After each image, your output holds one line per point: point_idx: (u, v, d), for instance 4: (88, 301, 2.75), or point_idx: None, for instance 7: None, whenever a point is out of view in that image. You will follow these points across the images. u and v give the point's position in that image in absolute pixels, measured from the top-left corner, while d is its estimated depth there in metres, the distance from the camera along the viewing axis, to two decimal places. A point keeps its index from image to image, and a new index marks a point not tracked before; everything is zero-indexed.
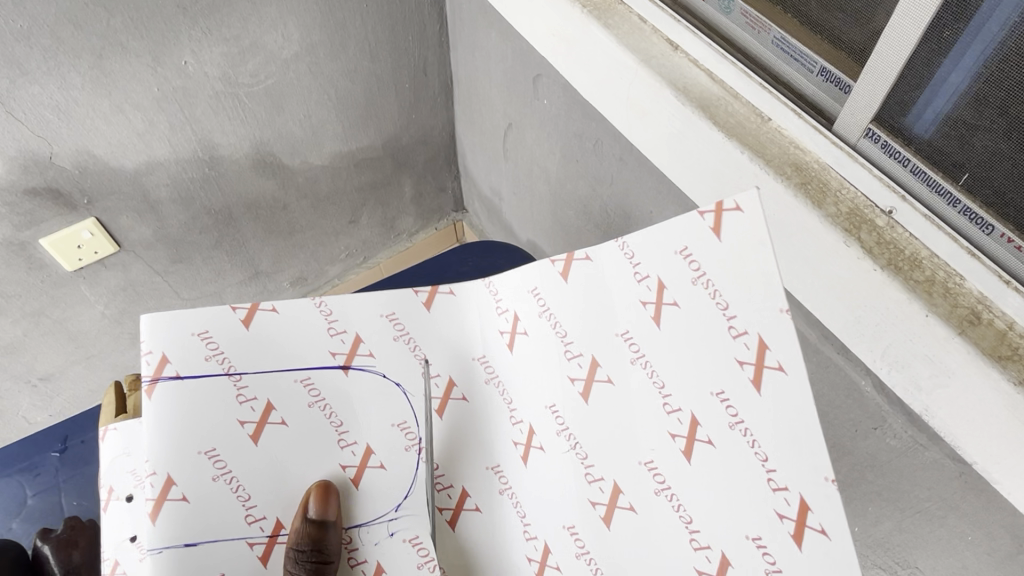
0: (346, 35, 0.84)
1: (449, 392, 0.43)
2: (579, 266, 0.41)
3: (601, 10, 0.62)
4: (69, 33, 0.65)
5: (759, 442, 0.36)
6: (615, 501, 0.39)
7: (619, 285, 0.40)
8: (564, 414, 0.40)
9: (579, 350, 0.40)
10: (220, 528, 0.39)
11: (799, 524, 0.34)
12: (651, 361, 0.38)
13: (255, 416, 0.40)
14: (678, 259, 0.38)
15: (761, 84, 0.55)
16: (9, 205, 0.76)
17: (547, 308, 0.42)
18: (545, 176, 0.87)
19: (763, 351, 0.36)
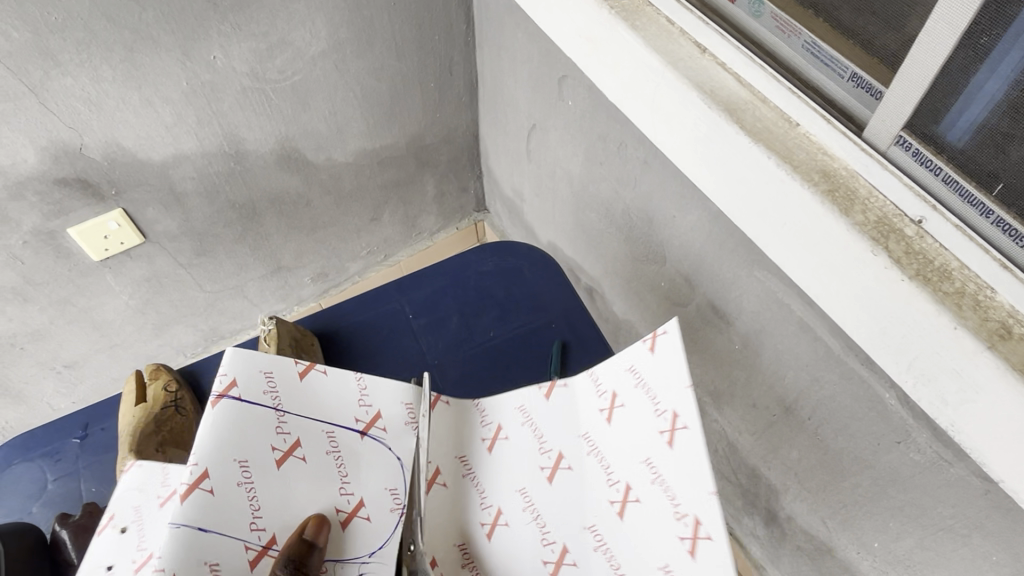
0: (373, 33, 0.85)
1: (434, 476, 0.47)
2: (558, 390, 0.49)
3: (628, 12, 0.62)
4: (102, 26, 0.67)
5: (670, 487, 0.40)
6: (562, 559, 0.42)
7: (583, 403, 0.48)
8: (531, 494, 0.45)
9: (550, 446, 0.47)
10: (231, 531, 0.39)
11: (693, 540, 0.38)
12: (602, 450, 0.46)
13: (283, 448, 0.43)
14: (627, 373, 0.45)
15: (790, 89, 0.54)
16: (39, 194, 0.77)
17: (531, 419, 0.48)
18: (568, 179, 0.87)
19: (676, 417, 0.42)
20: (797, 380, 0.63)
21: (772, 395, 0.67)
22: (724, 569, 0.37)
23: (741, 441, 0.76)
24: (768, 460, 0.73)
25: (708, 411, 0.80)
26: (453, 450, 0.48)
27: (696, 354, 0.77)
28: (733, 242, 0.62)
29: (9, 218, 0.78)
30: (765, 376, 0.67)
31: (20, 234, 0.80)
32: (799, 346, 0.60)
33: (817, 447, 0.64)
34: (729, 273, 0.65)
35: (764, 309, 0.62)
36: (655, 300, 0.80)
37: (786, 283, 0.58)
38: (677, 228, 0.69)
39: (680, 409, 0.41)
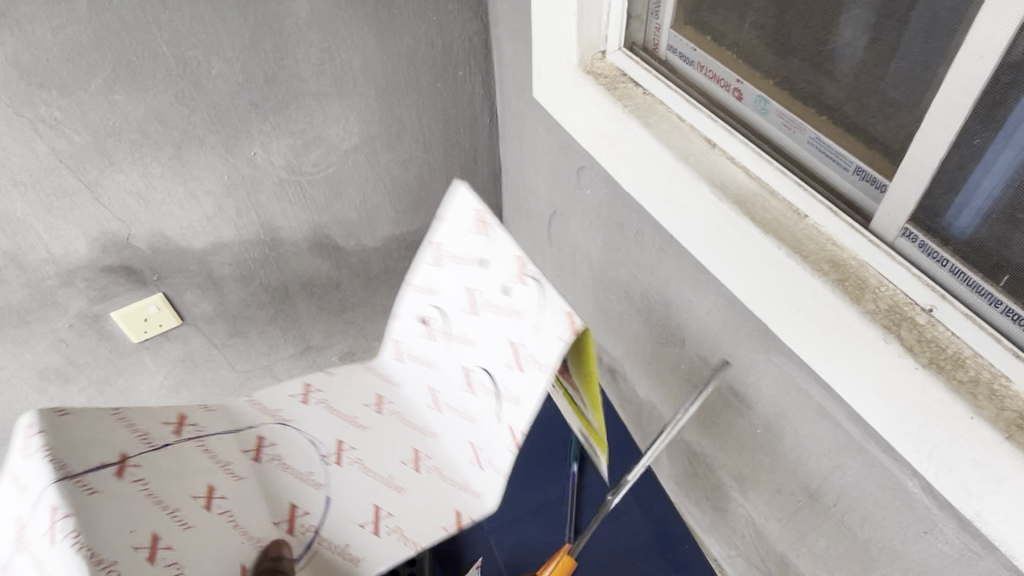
0: (403, 128, 0.90)
1: (339, 449, 0.60)
2: (336, 471, 0.58)
3: (641, 111, 0.65)
4: (154, 128, 0.73)
5: (363, 462, 0.59)
6: (339, 451, 0.60)
7: (378, 454, 0.61)
8: (357, 452, 0.60)
9: (385, 473, 0.59)
10: (215, 435, 0.56)
11: (334, 456, 0.59)
12: (360, 461, 0.59)
13: (411, 457, 0.61)
14: (360, 477, 0.58)
15: (796, 181, 0.56)
16: (87, 280, 0.82)
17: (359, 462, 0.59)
18: (588, 262, 0.89)
19: (339, 454, 0.59)
20: (819, 466, 0.62)
21: (795, 480, 0.67)
22: (384, 493, 0.58)
23: (768, 527, 0.75)
24: (796, 548, 0.72)
25: (734, 496, 0.79)
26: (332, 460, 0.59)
27: (719, 438, 0.77)
28: (750, 326, 0.63)
29: (58, 303, 0.83)
30: (788, 461, 0.67)
31: (67, 318, 0.85)
32: (819, 431, 0.60)
33: (844, 535, 0.63)
34: (747, 357, 0.65)
35: (784, 394, 0.63)
36: (676, 382, 0.80)
37: (803, 368, 0.59)
38: (695, 312, 0.70)
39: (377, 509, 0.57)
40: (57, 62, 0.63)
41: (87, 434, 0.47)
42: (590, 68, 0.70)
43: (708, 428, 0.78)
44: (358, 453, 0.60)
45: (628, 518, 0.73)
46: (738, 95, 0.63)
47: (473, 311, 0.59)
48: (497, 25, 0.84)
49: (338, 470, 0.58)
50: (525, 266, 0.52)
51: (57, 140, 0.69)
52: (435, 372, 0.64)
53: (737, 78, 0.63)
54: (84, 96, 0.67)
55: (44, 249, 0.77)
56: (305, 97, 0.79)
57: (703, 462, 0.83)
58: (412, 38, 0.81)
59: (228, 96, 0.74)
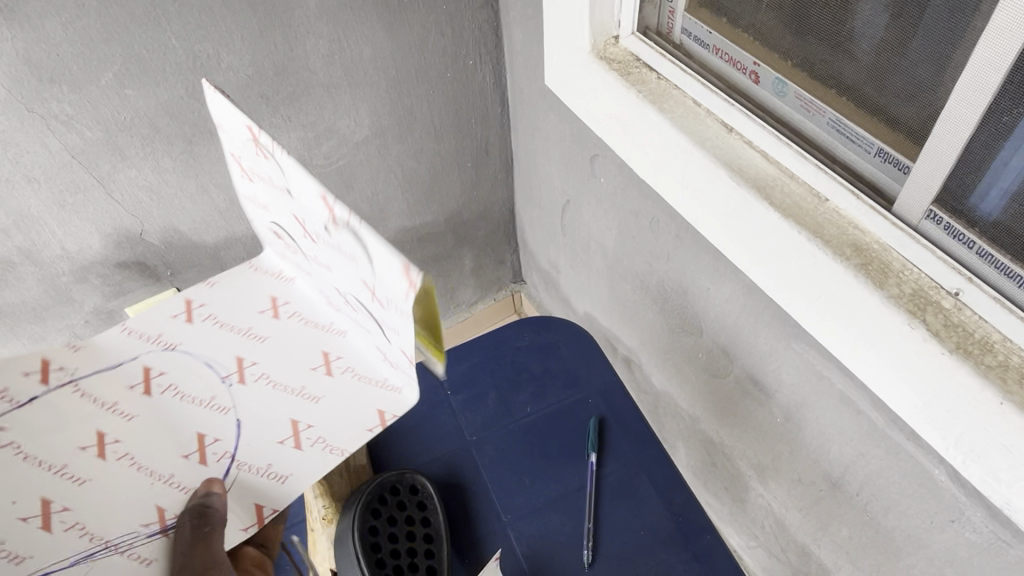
0: (413, 119, 0.89)
1: (241, 365, 0.59)
2: (248, 369, 0.58)
3: (655, 95, 0.64)
4: (165, 122, 0.73)
5: (268, 375, 0.58)
6: (238, 367, 0.58)
7: (293, 365, 0.59)
8: (259, 367, 0.58)
9: (333, 340, 0.60)
10: (90, 374, 0.57)
11: (322, 369, 0.59)
12: (268, 375, 0.58)
13: (235, 368, 0.58)
14: (258, 383, 0.58)
15: (816, 165, 0.55)
16: (101, 276, 0.83)
17: (266, 377, 0.58)
18: (602, 252, 0.88)
19: (296, 430, 0.55)
20: (842, 455, 0.61)
21: (816, 469, 0.66)
22: (344, 404, 0.57)
23: (789, 517, 0.74)
24: (818, 538, 0.71)
25: (753, 486, 0.78)
26: (244, 354, 0.59)
27: (738, 427, 0.76)
28: (769, 314, 0.62)
29: (74, 299, 0.83)
30: (810, 451, 0.66)
31: (82, 314, 0.85)
32: (841, 419, 0.59)
33: (867, 524, 0.62)
34: (766, 344, 0.64)
35: (804, 382, 0.62)
36: (693, 371, 0.80)
37: (824, 355, 0.58)
38: (712, 300, 0.69)
39: (315, 427, 0.56)
40: (68, 56, 0.63)
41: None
42: (602, 54, 0.69)
43: (726, 418, 0.77)
44: (265, 367, 0.59)
45: (647, 509, 0.72)
46: (755, 78, 0.62)
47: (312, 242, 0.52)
48: (507, 14, 0.83)
49: (279, 374, 0.58)
50: (346, 214, 0.42)
51: (69, 135, 0.68)
52: (317, 279, 0.59)
53: (754, 61, 0.61)
54: (94, 90, 0.67)
55: (58, 245, 0.77)
56: (315, 89, 0.79)
57: (721, 452, 0.82)
58: (422, 28, 0.80)
59: (238, 89, 0.74)
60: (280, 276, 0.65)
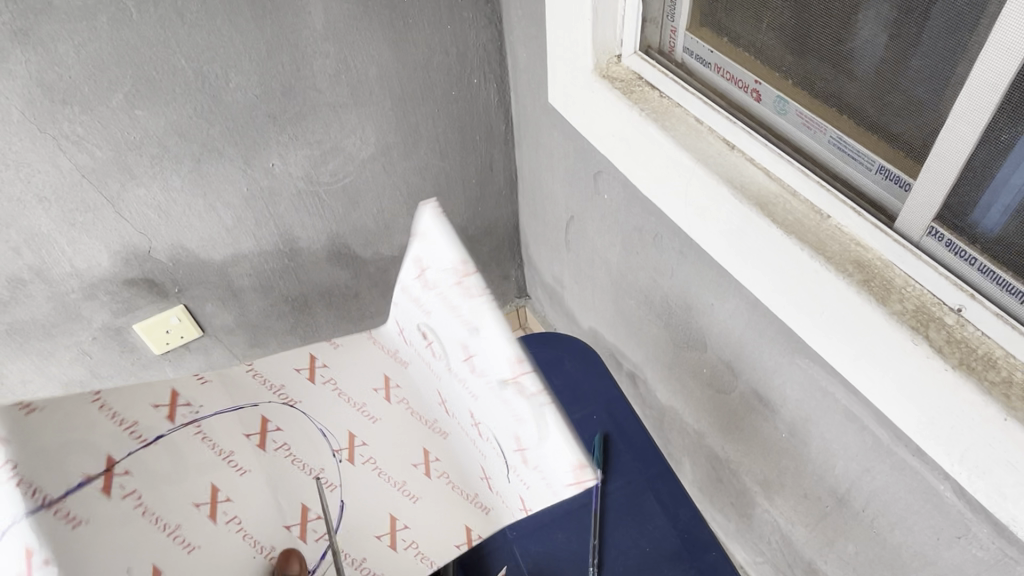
0: (419, 136, 0.90)
1: (351, 443, 0.51)
2: (358, 450, 0.50)
3: (658, 113, 0.65)
4: (174, 142, 0.74)
5: (377, 465, 0.50)
6: (352, 445, 0.50)
7: (400, 451, 0.51)
8: (376, 458, 0.50)
9: (439, 427, 0.52)
10: (214, 414, 0.47)
11: (425, 465, 0.51)
12: (379, 463, 0.50)
13: (422, 460, 0.51)
14: (369, 470, 0.50)
15: (818, 181, 0.56)
16: (109, 293, 0.83)
17: (376, 462, 0.50)
18: (606, 267, 0.89)
19: (393, 522, 0.49)
20: (847, 471, 0.61)
21: (822, 485, 0.66)
22: (437, 504, 0.50)
23: (795, 533, 0.74)
24: (825, 554, 0.71)
25: (759, 502, 0.78)
26: (352, 433, 0.51)
27: (743, 443, 0.76)
28: (773, 330, 0.62)
29: (82, 316, 0.84)
30: (815, 466, 0.66)
31: (90, 331, 0.86)
32: (846, 435, 0.59)
33: (874, 540, 0.62)
34: (771, 360, 0.64)
35: (809, 398, 0.62)
36: (697, 386, 0.80)
37: (828, 371, 0.58)
38: (716, 315, 0.69)
39: (411, 530, 0.48)
40: (79, 78, 0.64)
41: (64, 438, 0.39)
42: (605, 74, 0.70)
43: (732, 433, 0.77)
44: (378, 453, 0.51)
45: (652, 525, 0.72)
46: (757, 96, 0.63)
47: (467, 361, 0.44)
48: (511, 33, 0.84)
49: (388, 462, 0.50)
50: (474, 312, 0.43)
51: (79, 155, 0.70)
52: (444, 380, 0.49)
53: (755, 80, 0.62)
54: (105, 111, 0.68)
55: (68, 263, 0.78)
56: (321, 107, 0.80)
57: (727, 468, 0.82)
58: (427, 47, 0.81)
59: (246, 108, 0.75)
60: (394, 352, 0.55)
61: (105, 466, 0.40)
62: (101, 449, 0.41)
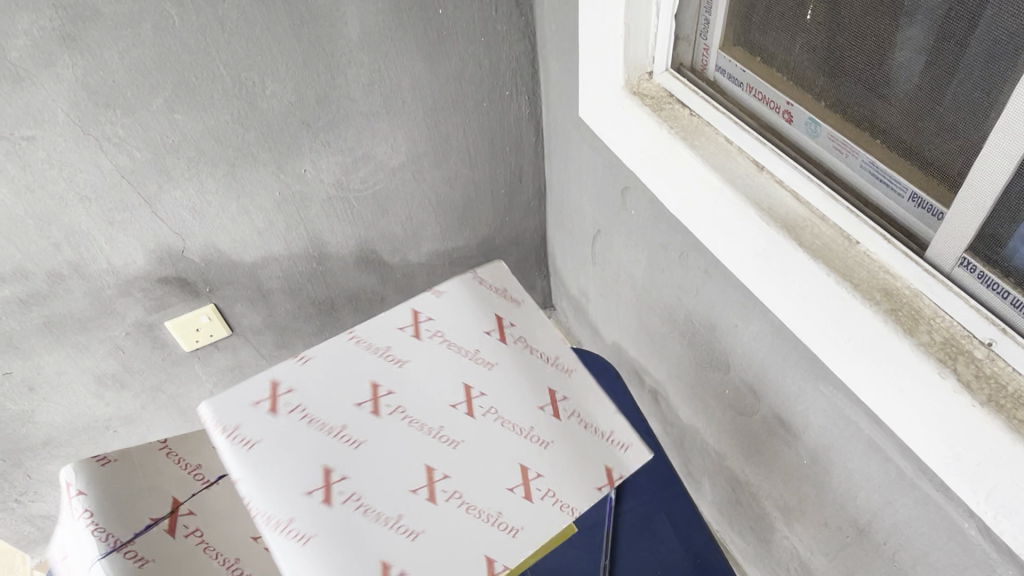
0: (449, 146, 0.91)
1: (275, 391, 0.46)
2: (282, 398, 0.46)
3: (687, 132, 0.65)
4: (210, 146, 0.75)
5: (306, 409, 0.46)
6: (274, 393, 0.46)
7: (337, 396, 0.47)
8: (309, 408, 0.46)
9: (400, 356, 0.50)
10: None
11: (374, 403, 0.47)
12: (309, 410, 0.46)
13: (371, 397, 0.47)
14: (295, 417, 0.45)
15: (848, 208, 0.55)
16: (144, 290, 0.86)
17: (304, 412, 0.45)
18: (631, 282, 0.88)
19: (331, 487, 0.42)
20: (869, 502, 0.60)
21: (843, 515, 0.64)
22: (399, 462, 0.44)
23: (814, 561, 0.72)
24: None
25: (779, 527, 0.77)
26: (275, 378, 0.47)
27: (764, 468, 0.75)
28: (798, 354, 0.61)
29: (116, 311, 0.86)
30: (836, 496, 0.64)
31: (124, 326, 0.88)
32: (869, 465, 0.58)
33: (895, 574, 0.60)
34: (794, 385, 0.63)
35: (833, 425, 0.60)
36: (719, 407, 0.79)
37: (852, 400, 0.57)
38: (740, 337, 0.69)
39: (354, 481, 0.43)
40: (123, 83, 0.66)
41: (133, 485, 0.49)
42: (636, 90, 0.70)
43: (753, 457, 0.76)
44: (310, 397, 0.46)
45: (666, 547, 0.72)
46: (788, 117, 0.62)
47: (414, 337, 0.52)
48: (544, 46, 0.84)
49: (324, 410, 0.46)
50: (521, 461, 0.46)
51: (120, 156, 0.72)
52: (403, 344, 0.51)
53: (787, 101, 0.61)
54: (146, 114, 0.70)
55: (105, 260, 0.80)
56: (354, 116, 0.81)
57: (747, 491, 0.81)
58: (460, 58, 0.82)
59: (282, 115, 0.77)
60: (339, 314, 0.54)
61: (171, 508, 0.49)
62: (167, 494, 0.50)
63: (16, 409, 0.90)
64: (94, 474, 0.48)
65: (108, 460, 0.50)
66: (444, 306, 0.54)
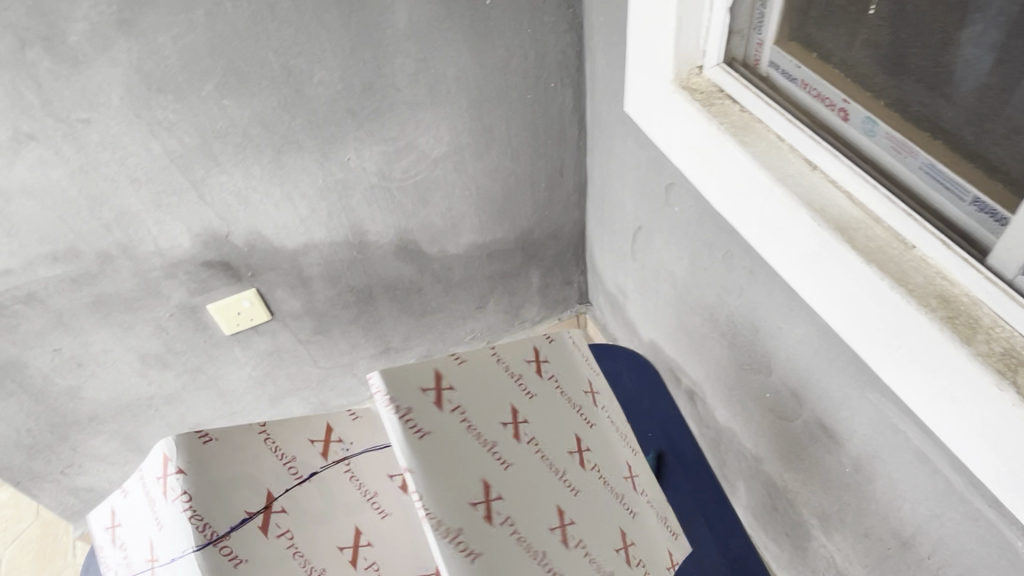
0: (492, 138, 0.91)
1: (325, 437, 0.50)
2: (300, 484, 0.47)
3: (738, 128, 0.63)
4: (257, 132, 0.76)
5: (358, 484, 0.49)
6: (325, 439, 0.50)
7: (337, 495, 0.48)
8: (349, 505, 0.47)
9: None
10: (364, 452, 0.51)
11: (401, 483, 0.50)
12: (363, 485, 0.49)
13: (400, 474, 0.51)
14: (357, 489, 0.49)
15: (906, 210, 0.53)
16: (189, 273, 0.87)
17: (360, 488, 0.49)
18: (672, 280, 0.87)
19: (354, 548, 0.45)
20: (914, 514, 0.58)
21: (886, 526, 0.63)
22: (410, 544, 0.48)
23: (852, 571, 0.71)
24: None
25: (816, 535, 0.76)
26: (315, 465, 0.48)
27: (803, 473, 0.73)
28: (844, 360, 0.60)
29: (161, 293, 0.88)
30: (878, 506, 0.63)
31: (168, 307, 0.90)
32: (916, 477, 0.56)
33: None
34: (839, 391, 0.62)
35: (879, 434, 0.59)
36: (759, 411, 0.77)
37: (901, 408, 0.55)
38: (784, 340, 0.67)
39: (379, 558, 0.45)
40: (175, 69, 0.67)
41: (230, 473, 0.44)
42: (686, 85, 0.69)
43: (791, 462, 0.75)
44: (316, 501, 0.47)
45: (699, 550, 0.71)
46: (844, 115, 0.59)
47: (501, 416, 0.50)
48: (591, 38, 0.83)
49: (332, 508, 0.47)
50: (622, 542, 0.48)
51: (170, 140, 0.73)
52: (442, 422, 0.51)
53: (843, 98, 0.59)
54: (196, 100, 0.71)
55: (152, 242, 0.82)
56: (399, 105, 0.81)
57: (783, 496, 0.79)
58: (506, 50, 0.82)
59: (327, 103, 0.77)
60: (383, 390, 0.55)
61: (264, 502, 0.44)
62: (262, 485, 0.45)
63: (64, 385, 0.93)
64: (193, 450, 0.43)
65: (211, 438, 0.45)
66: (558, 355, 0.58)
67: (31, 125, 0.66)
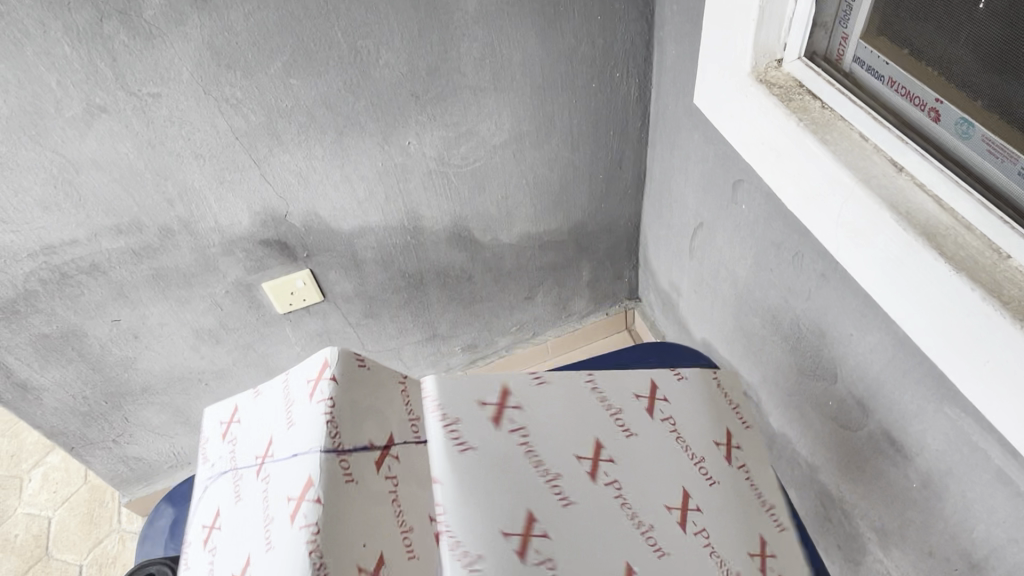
0: (552, 127, 0.89)
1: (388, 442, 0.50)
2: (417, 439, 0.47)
3: (819, 125, 0.61)
4: (321, 113, 0.76)
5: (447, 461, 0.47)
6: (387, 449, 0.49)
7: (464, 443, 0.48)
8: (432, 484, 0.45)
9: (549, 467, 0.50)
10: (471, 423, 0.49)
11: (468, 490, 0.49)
12: (457, 443, 0.47)
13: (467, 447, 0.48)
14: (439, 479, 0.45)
15: (1001, 218, 0.49)
16: (246, 251, 0.88)
17: (455, 444, 0.47)
18: (732, 280, 0.85)
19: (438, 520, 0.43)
20: (987, 537, 0.56)
21: (953, 546, 0.60)
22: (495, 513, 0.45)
23: None
24: None
25: (872, 550, 0.73)
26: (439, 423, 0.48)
27: (863, 486, 0.71)
28: (922, 372, 0.57)
29: (218, 269, 0.89)
30: (947, 525, 0.60)
31: (224, 284, 0.91)
32: (994, 498, 0.54)
33: None
34: (913, 404, 0.59)
35: (955, 451, 0.56)
36: (820, 419, 0.75)
37: (983, 426, 0.52)
38: (855, 347, 0.65)
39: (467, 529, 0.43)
40: (244, 46, 0.67)
41: (369, 400, 0.51)
42: (762, 78, 0.66)
43: (851, 473, 0.72)
44: (446, 447, 0.47)
45: None
46: (935, 116, 0.57)
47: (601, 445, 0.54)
48: (662, 27, 0.81)
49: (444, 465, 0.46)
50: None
51: (235, 118, 0.73)
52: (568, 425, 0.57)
53: (936, 98, 0.57)
54: (264, 78, 0.71)
55: (213, 218, 0.82)
56: (462, 90, 0.80)
57: (839, 508, 0.77)
58: (574, 37, 0.80)
59: (392, 85, 0.77)
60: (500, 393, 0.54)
61: (384, 443, 0.49)
62: (387, 429, 0.50)
63: (120, 355, 0.95)
64: (350, 369, 0.51)
65: (367, 365, 0.52)
66: (681, 396, 0.61)
67: (103, 98, 0.67)
